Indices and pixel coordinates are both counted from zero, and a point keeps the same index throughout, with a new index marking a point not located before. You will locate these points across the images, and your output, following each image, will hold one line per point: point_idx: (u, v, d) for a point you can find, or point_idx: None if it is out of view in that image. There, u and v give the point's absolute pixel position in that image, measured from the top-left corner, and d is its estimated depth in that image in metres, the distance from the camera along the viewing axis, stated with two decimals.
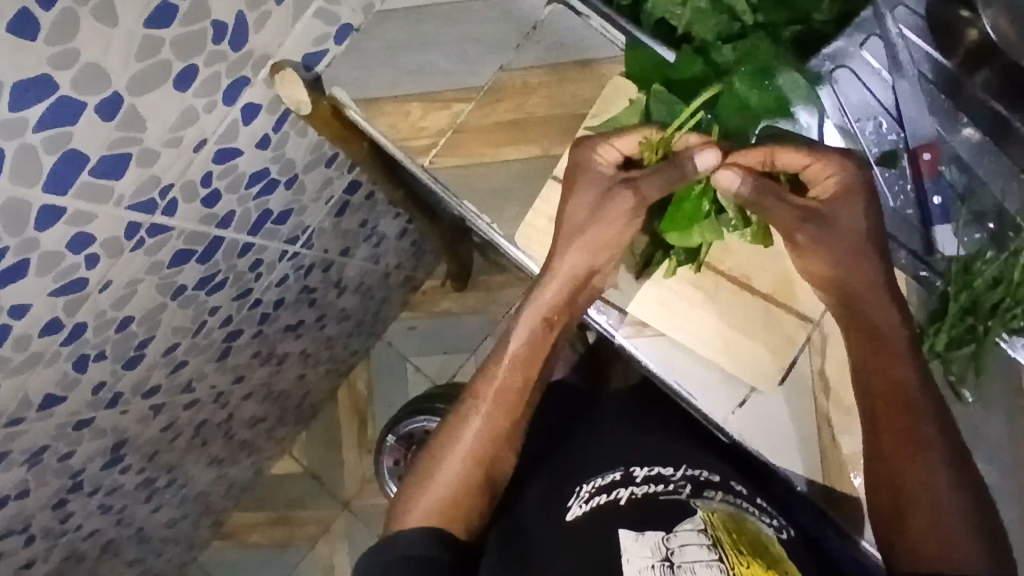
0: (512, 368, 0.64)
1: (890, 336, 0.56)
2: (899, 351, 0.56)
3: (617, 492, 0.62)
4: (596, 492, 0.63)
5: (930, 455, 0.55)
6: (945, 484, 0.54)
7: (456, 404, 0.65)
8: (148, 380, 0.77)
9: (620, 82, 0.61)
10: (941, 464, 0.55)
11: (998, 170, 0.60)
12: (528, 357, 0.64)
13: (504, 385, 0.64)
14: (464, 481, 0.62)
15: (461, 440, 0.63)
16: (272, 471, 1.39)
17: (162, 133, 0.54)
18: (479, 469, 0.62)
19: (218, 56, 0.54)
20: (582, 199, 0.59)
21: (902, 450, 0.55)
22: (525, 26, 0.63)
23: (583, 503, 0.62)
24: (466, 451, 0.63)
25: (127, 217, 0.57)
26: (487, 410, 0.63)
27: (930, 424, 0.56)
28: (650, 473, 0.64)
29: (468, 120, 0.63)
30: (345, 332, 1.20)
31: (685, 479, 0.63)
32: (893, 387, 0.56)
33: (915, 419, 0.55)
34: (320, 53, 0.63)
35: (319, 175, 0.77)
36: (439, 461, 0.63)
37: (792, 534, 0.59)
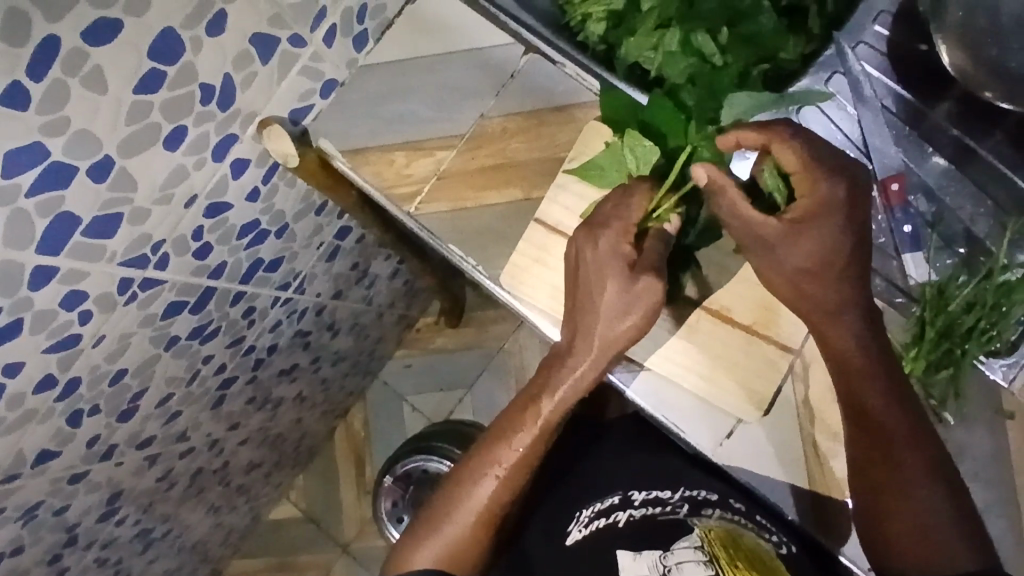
0: (535, 439, 0.62)
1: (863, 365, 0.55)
2: (867, 372, 0.55)
3: (616, 514, 0.66)
4: (595, 515, 0.67)
5: (915, 478, 0.55)
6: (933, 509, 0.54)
7: (473, 453, 0.64)
8: (143, 431, 0.78)
9: (596, 125, 0.63)
10: (921, 477, 0.55)
11: (966, 197, 0.63)
12: (549, 425, 0.62)
13: (527, 455, 0.62)
14: (474, 537, 0.63)
15: (475, 502, 0.62)
16: (270, 516, 1.38)
17: (153, 191, 0.56)
18: (489, 529, 0.63)
19: (206, 116, 0.56)
20: (614, 299, 0.57)
21: (887, 474, 0.55)
22: (503, 75, 0.65)
23: (584, 527, 0.67)
24: (479, 512, 0.63)
25: (120, 273, 0.58)
26: (506, 477, 0.62)
27: (914, 452, 0.55)
28: (649, 496, 0.67)
29: (451, 166, 0.65)
30: (340, 374, 1.20)
31: (683, 498, 0.66)
32: (877, 408, 0.55)
33: (897, 451, 0.55)
34: (305, 108, 0.65)
35: (310, 223, 0.79)
36: (450, 515, 0.63)
37: (793, 550, 0.62)
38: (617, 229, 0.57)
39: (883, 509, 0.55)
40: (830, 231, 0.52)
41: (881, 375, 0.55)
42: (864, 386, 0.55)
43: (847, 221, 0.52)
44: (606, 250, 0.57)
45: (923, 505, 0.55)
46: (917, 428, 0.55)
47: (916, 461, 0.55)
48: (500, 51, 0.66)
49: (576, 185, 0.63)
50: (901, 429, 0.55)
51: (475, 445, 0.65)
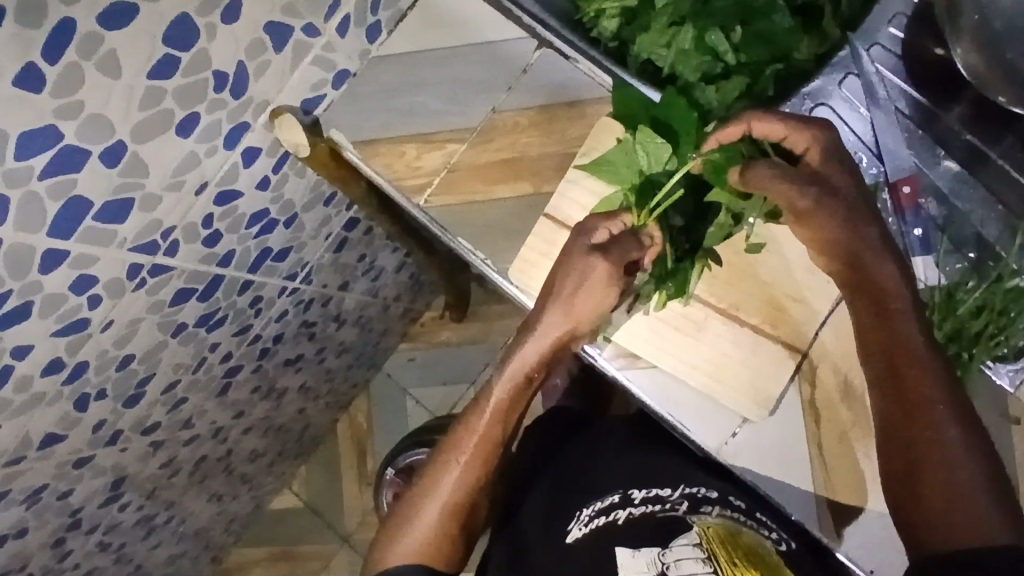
0: (492, 420, 0.66)
1: (898, 297, 0.55)
2: (900, 311, 0.55)
3: (616, 513, 0.65)
4: (596, 514, 0.66)
5: (940, 420, 0.54)
6: (961, 458, 0.54)
7: (440, 445, 0.68)
8: (148, 417, 0.78)
9: (607, 121, 0.63)
10: (956, 436, 0.54)
11: (976, 202, 0.62)
12: (506, 407, 0.66)
13: (485, 436, 0.66)
14: (443, 527, 0.65)
15: (441, 489, 0.65)
16: (272, 506, 1.38)
17: (164, 178, 0.56)
18: (459, 517, 0.65)
19: (218, 104, 0.56)
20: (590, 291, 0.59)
21: (908, 416, 0.55)
22: (516, 69, 0.65)
23: (583, 525, 0.65)
24: (445, 494, 0.65)
25: (129, 258, 0.59)
26: (468, 459, 0.65)
27: (939, 388, 0.54)
28: (649, 494, 0.66)
29: (461, 159, 0.65)
30: (344, 365, 1.21)
31: (683, 496, 0.65)
32: (895, 340, 0.55)
33: (923, 391, 0.54)
34: (318, 98, 0.65)
35: (318, 214, 0.79)
36: (419, 502, 0.66)
37: (792, 546, 0.62)
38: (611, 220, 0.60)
39: (914, 471, 0.54)
40: (839, 182, 0.56)
41: (909, 313, 0.55)
42: (900, 354, 0.55)
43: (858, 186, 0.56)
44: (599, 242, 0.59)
45: (952, 464, 0.54)
46: (946, 369, 0.55)
47: (945, 415, 0.54)
48: (513, 46, 0.66)
49: (586, 181, 0.63)
50: (922, 356, 0.55)
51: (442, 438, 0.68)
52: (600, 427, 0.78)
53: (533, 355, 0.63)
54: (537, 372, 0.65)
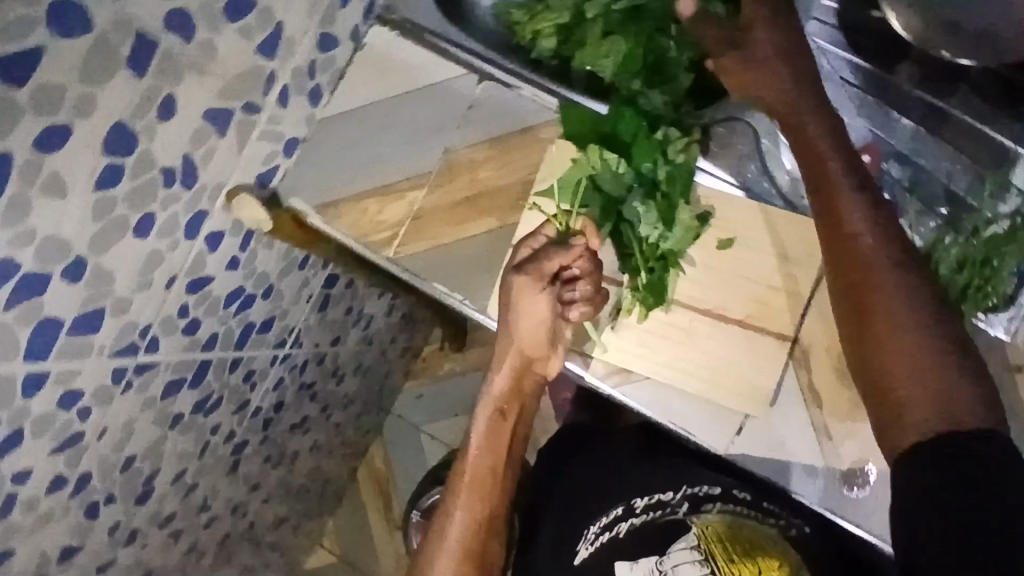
0: (480, 457, 0.66)
1: (840, 183, 0.52)
2: (839, 190, 0.51)
3: (618, 526, 0.68)
4: (600, 530, 0.69)
5: (895, 300, 0.49)
6: (921, 349, 0.48)
7: (441, 497, 0.68)
8: (162, 509, 0.78)
9: (562, 143, 0.62)
10: (917, 319, 0.48)
11: (942, 157, 0.62)
12: (492, 443, 0.66)
13: (478, 474, 0.66)
14: (457, 574, 0.64)
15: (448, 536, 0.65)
16: (306, 566, 1.38)
17: (132, 280, 0.56)
18: (470, 562, 0.64)
19: (172, 198, 0.56)
20: (536, 306, 0.60)
21: (859, 302, 0.50)
22: (462, 105, 0.65)
23: (590, 543, 0.69)
24: (452, 542, 0.64)
25: (112, 364, 0.59)
26: (465, 502, 0.65)
27: (889, 272, 0.50)
28: (650, 500, 0.69)
29: (423, 205, 0.65)
30: (352, 416, 1.20)
31: (683, 497, 0.68)
32: (833, 222, 0.51)
33: (869, 267, 0.50)
34: (270, 171, 0.65)
35: (295, 279, 0.78)
36: (430, 555, 0.65)
37: (804, 529, 0.65)
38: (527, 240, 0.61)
39: (877, 363, 0.49)
40: (777, 77, 0.54)
41: (853, 196, 0.51)
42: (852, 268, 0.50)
43: (793, 83, 0.54)
44: (522, 260, 0.60)
45: (910, 356, 0.48)
46: (895, 247, 0.50)
47: (911, 326, 0.48)
48: (455, 84, 0.66)
49: (550, 206, 0.62)
50: (870, 240, 0.50)
51: (442, 492, 0.69)
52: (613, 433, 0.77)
53: (502, 386, 0.65)
54: (509, 404, 0.66)
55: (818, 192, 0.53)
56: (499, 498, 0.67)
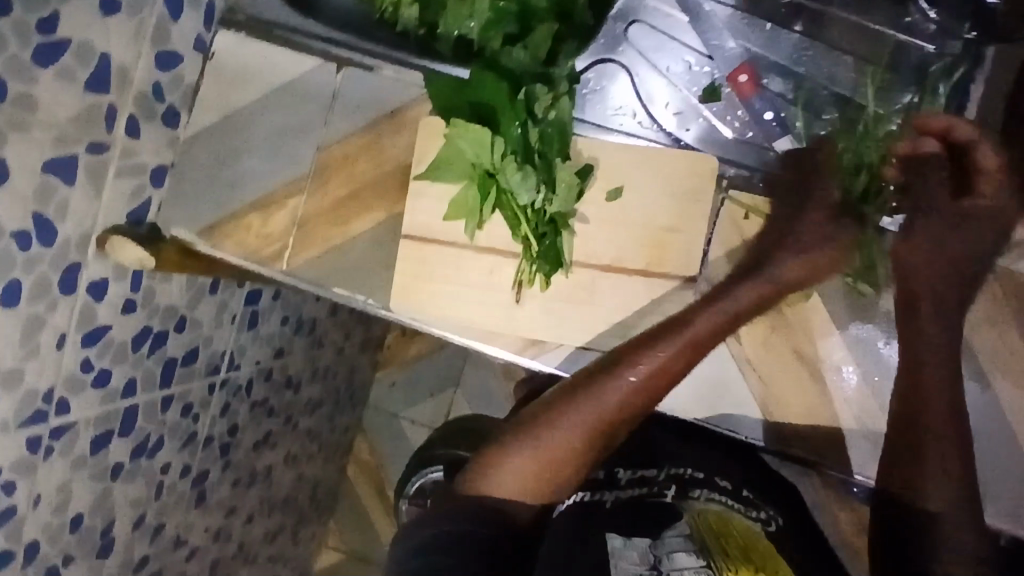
0: (659, 369, 0.56)
1: (926, 280, 0.57)
2: (911, 282, 0.58)
3: (602, 494, 0.64)
4: (577, 490, 0.64)
5: (937, 405, 0.56)
6: (958, 467, 0.56)
7: (557, 393, 0.57)
8: (131, 556, 0.78)
9: (431, 121, 0.60)
10: (953, 454, 0.56)
11: (820, 61, 0.62)
12: (661, 369, 0.56)
13: (659, 372, 0.55)
14: (535, 488, 0.55)
15: (545, 437, 0.56)
16: (316, 566, 1.40)
17: (15, 351, 0.54)
18: (545, 485, 0.56)
19: (35, 260, 0.53)
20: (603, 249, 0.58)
21: (913, 391, 0.57)
22: (325, 98, 0.63)
23: (565, 498, 0.63)
24: (557, 454, 0.55)
25: (23, 436, 0.58)
26: (593, 425, 0.56)
27: (944, 371, 0.57)
28: (635, 474, 0.67)
29: (307, 210, 0.62)
30: (324, 418, 1.20)
31: (669, 478, 0.66)
32: (922, 261, 0.58)
33: (920, 348, 0.57)
34: (142, 205, 0.62)
35: (209, 304, 0.76)
36: (517, 451, 0.56)
37: (779, 523, 0.65)
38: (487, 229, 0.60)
39: (923, 437, 0.56)
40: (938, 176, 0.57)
41: (943, 306, 0.57)
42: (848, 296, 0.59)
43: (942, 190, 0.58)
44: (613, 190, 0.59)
45: (941, 485, 0.56)
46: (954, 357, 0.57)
47: (948, 464, 0.56)
48: (313, 78, 0.63)
49: (431, 188, 0.60)
50: (926, 288, 0.57)
51: (558, 387, 0.58)
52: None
53: (693, 330, 0.56)
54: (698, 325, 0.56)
55: (921, 217, 0.58)
56: (631, 424, 0.57)
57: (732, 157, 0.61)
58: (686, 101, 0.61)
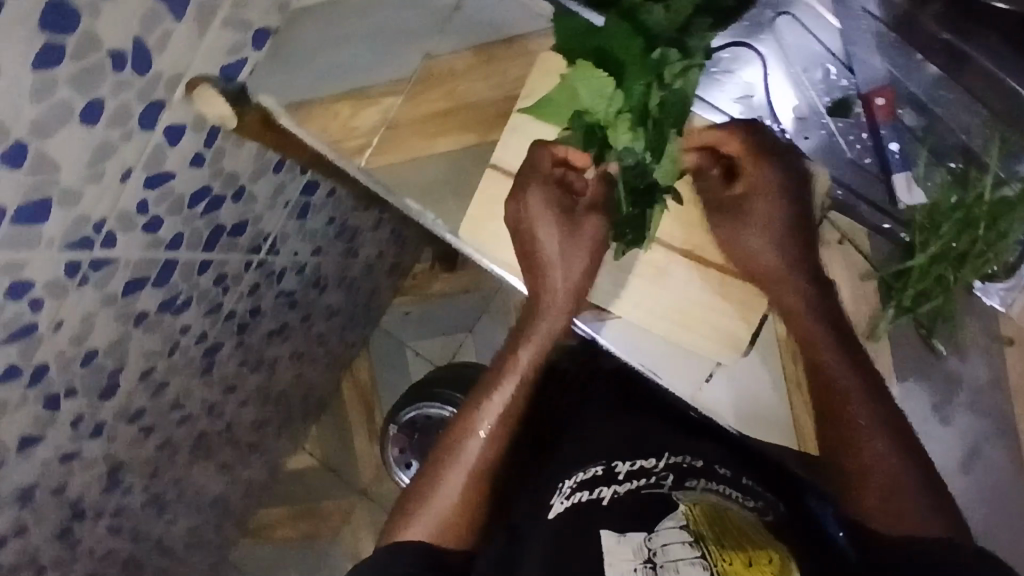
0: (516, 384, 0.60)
1: (804, 307, 0.56)
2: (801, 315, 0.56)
3: (600, 489, 0.57)
4: (577, 487, 0.59)
5: (876, 433, 0.54)
6: (892, 456, 0.53)
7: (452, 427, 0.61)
8: (130, 405, 0.78)
9: (549, 57, 0.58)
10: (898, 453, 0.54)
11: (959, 107, 0.58)
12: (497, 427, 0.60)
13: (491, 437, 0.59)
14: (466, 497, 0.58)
15: (463, 460, 0.59)
16: (288, 467, 1.41)
17: (81, 171, 0.53)
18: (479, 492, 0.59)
19: (123, 85, 0.52)
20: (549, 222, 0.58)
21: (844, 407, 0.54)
22: (448, 6, 0.58)
23: (565, 499, 0.58)
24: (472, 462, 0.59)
25: (63, 258, 0.57)
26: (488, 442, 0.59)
27: (852, 380, 0.55)
28: (633, 466, 0.59)
29: (398, 114, 0.61)
30: (337, 328, 1.20)
31: (668, 467, 0.59)
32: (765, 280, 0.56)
33: (842, 391, 0.54)
34: (238, 63, 0.59)
35: (269, 183, 0.75)
36: (445, 474, 0.59)
37: (777, 516, 0.56)
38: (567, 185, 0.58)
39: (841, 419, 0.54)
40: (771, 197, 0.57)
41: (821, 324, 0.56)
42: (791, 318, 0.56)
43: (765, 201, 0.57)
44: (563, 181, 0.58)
45: (879, 459, 0.54)
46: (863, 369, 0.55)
47: (884, 445, 0.54)
48: None
49: (530, 125, 0.59)
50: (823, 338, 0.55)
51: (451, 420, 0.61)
52: (589, 393, 0.71)
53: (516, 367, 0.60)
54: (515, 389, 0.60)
55: (749, 224, 0.56)
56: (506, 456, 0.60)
57: (843, 180, 0.58)
58: (810, 107, 0.59)
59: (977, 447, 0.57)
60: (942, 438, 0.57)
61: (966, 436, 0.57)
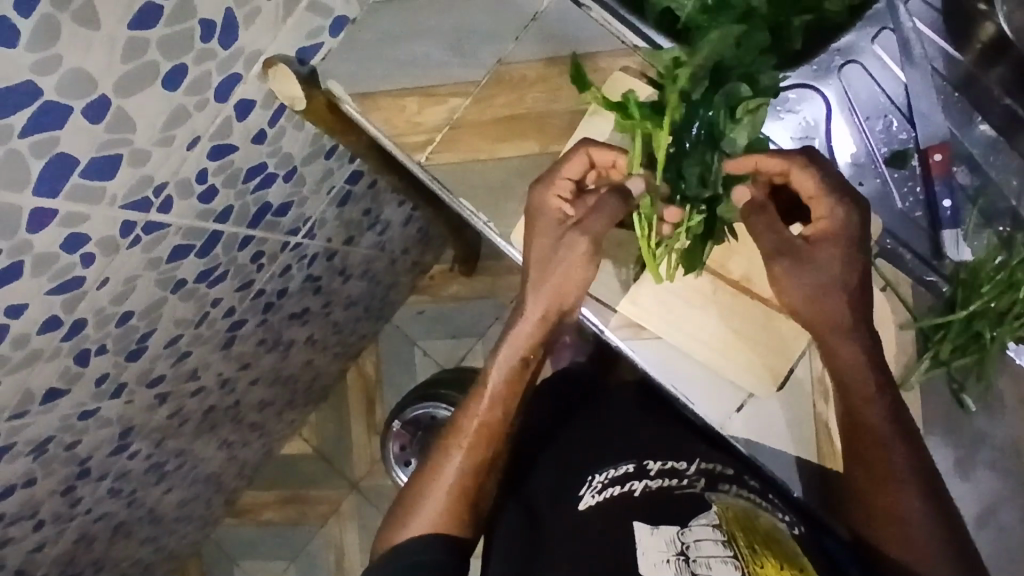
0: (491, 405, 0.62)
1: (852, 361, 0.56)
2: (845, 380, 0.56)
3: (631, 484, 0.62)
4: (609, 483, 0.63)
5: (910, 501, 0.55)
6: (927, 518, 0.54)
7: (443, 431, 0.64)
8: (151, 370, 0.78)
9: (619, 77, 0.59)
10: (933, 517, 0.54)
11: (1011, 171, 0.61)
12: (501, 392, 0.62)
13: (484, 423, 0.62)
14: (460, 493, 0.61)
15: (445, 476, 0.61)
16: (282, 452, 1.41)
17: (153, 134, 0.54)
18: (470, 490, 0.61)
19: (207, 54, 0.53)
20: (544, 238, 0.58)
21: (875, 469, 0.56)
22: (524, 17, 0.61)
23: (596, 493, 0.63)
24: (460, 466, 0.61)
25: (121, 217, 0.57)
26: (468, 445, 0.62)
27: (898, 451, 0.55)
28: (664, 466, 0.64)
29: (464, 115, 0.62)
30: (352, 318, 1.20)
31: (699, 472, 0.63)
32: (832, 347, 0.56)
33: (882, 444, 0.55)
34: (314, 46, 0.62)
35: (319, 167, 0.76)
36: (435, 474, 0.62)
37: (802, 531, 0.59)
38: (548, 181, 0.58)
39: (884, 484, 0.55)
40: (828, 258, 0.55)
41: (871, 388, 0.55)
42: (829, 333, 0.56)
43: (836, 254, 0.56)
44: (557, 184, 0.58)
45: (915, 516, 0.55)
46: (907, 433, 0.56)
47: (916, 512, 0.55)
48: None
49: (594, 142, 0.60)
50: (862, 374, 0.56)
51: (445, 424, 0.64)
52: (610, 398, 0.76)
53: (523, 338, 0.61)
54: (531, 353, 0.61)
55: (784, 261, 0.55)
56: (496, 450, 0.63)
57: (895, 230, 0.61)
58: (870, 155, 0.61)
59: (994, 506, 0.58)
60: (961, 494, 0.58)
61: (985, 494, 0.59)
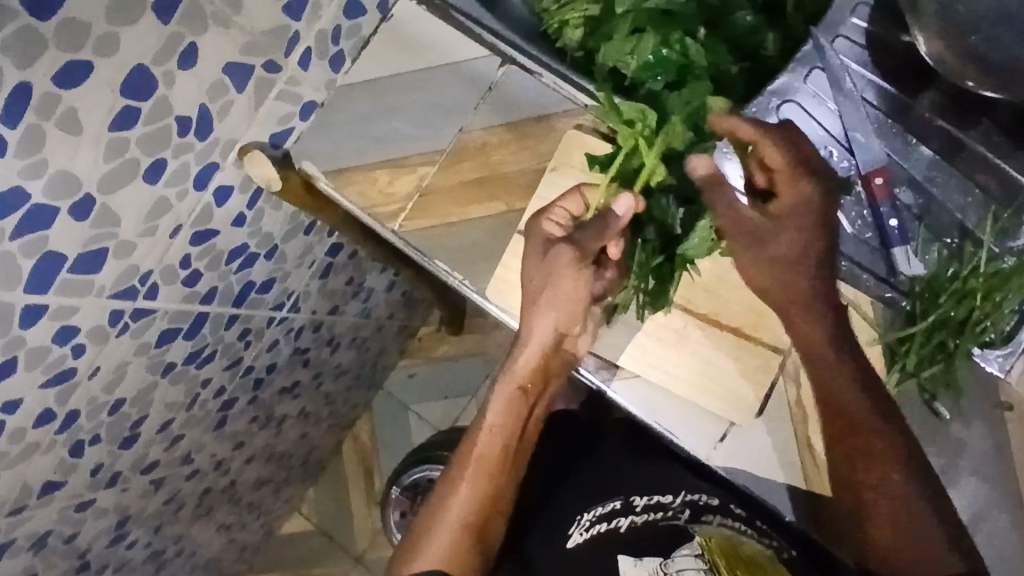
0: (492, 435, 0.65)
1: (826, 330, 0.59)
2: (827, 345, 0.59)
3: (617, 520, 0.67)
4: (595, 520, 0.68)
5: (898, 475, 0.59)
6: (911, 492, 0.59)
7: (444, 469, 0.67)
8: (146, 456, 0.79)
9: (575, 134, 0.63)
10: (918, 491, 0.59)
11: (952, 188, 0.64)
12: (506, 424, 0.64)
13: (490, 455, 0.65)
14: (465, 529, 0.64)
15: (449, 510, 0.64)
16: (282, 531, 1.39)
17: (138, 225, 0.56)
18: (475, 526, 0.64)
19: (185, 147, 0.56)
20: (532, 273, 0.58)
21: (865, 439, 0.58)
22: (482, 86, 0.65)
23: (584, 530, 0.68)
24: (463, 503, 0.64)
25: (109, 305, 0.59)
26: (472, 476, 0.65)
27: (889, 423, 0.59)
28: (650, 501, 0.68)
29: (433, 181, 0.65)
30: (344, 388, 1.21)
31: (684, 503, 0.67)
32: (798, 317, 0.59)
33: (875, 418, 0.58)
34: (286, 131, 0.66)
35: (299, 243, 0.79)
36: (440, 510, 0.65)
37: (792, 554, 0.65)
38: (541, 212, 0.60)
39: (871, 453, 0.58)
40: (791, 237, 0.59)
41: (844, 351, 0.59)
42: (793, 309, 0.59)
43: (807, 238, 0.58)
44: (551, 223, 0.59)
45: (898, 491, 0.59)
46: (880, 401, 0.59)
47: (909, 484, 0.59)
48: (476, 64, 0.66)
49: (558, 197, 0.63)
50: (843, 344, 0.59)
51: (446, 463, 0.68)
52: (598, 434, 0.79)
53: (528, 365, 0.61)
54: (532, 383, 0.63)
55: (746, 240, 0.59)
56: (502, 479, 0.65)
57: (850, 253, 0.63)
58: None
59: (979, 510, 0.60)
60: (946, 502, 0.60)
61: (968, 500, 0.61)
